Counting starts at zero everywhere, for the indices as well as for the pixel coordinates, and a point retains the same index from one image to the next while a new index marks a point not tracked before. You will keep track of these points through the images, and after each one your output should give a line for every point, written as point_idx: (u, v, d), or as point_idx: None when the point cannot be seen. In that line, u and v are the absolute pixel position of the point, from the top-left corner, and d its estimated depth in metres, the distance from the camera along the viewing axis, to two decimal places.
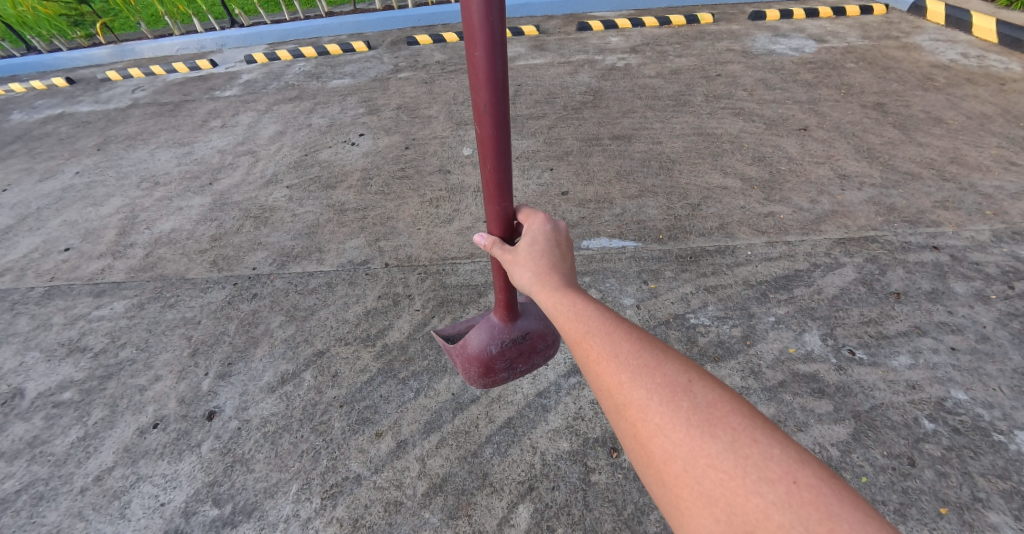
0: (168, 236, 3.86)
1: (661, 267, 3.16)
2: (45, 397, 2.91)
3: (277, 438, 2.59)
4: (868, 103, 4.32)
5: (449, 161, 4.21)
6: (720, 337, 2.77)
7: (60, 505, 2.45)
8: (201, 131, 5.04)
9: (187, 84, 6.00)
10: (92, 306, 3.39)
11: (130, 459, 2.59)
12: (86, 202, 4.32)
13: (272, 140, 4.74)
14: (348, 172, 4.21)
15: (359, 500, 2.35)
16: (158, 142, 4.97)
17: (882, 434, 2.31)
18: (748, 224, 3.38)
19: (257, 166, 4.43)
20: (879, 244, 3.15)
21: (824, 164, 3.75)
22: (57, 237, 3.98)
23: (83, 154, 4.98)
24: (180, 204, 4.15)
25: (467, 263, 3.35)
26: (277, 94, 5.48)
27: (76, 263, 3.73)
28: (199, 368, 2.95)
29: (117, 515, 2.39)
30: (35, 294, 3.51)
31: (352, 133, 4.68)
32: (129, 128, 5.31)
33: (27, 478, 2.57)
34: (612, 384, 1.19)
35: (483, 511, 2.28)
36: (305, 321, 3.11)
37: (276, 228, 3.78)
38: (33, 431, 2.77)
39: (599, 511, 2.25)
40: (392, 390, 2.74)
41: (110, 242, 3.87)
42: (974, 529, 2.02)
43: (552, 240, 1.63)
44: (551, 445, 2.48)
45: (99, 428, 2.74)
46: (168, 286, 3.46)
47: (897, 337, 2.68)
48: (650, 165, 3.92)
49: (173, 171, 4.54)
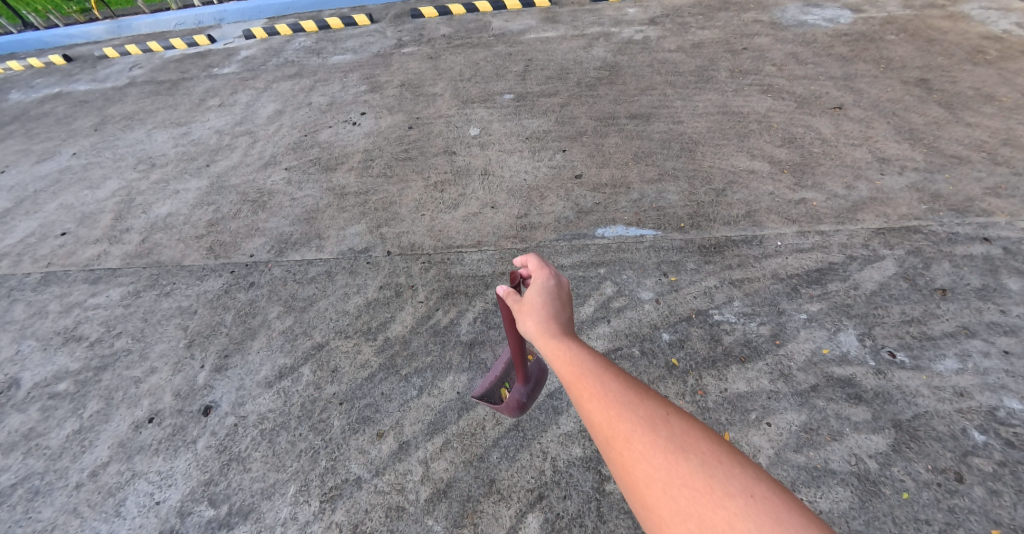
0: (165, 221, 3.69)
1: (682, 258, 2.97)
2: (40, 388, 2.80)
3: (274, 436, 2.44)
4: (910, 80, 3.99)
5: (455, 141, 3.98)
6: (746, 335, 2.64)
7: (54, 501, 2.35)
8: (199, 110, 4.84)
9: (185, 61, 5.78)
10: (87, 294, 3.25)
11: (124, 455, 2.47)
12: (82, 185, 4.16)
13: (270, 120, 4.52)
14: (348, 154, 4.00)
15: (359, 504, 2.21)
16: (155, 122, 4.77)
17: (926, 446, 2.20)
18: (778, 211, 3.14)
19: (256, 147, 4.23)
20: (923, 235, 2.90)
21: (860, 146, 3.47)
22: (53, 222, 3.84)
23: (79, 135, 4.81)
24: (177, 187, 3.97)
25: (473, 252, 3.14)
26: (276, 72, 5.25)
27: (72, 248, 3.59)
28: (195, 360, 2.80)
29: (112, 513, 2.28)
30: (31, 282, 3.39)
31: (353, 112, 4.44)
32: (126, 107, 5.12)
33: (22, 472, 2.47)
34: (597, 416, 1.08)
35: (490, 520, 2.14)
36: (304, 312, 2.94)
37: (274, 213, 3.60)
38: (28, 423, 2.65)
39: (613, 523, 2.09)
40: (394, 388, 2.56)
41: (106, 226, 3.72)
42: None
43: (555, 296, 1.42)
44: (562, 451, 2.30)
45: (94, 422, 2.62)
46: (164, 273, 3.30)
47: (943, 338, 2.50)
48: (671, 146, 3.67)
49: (169, 152, 4.35)
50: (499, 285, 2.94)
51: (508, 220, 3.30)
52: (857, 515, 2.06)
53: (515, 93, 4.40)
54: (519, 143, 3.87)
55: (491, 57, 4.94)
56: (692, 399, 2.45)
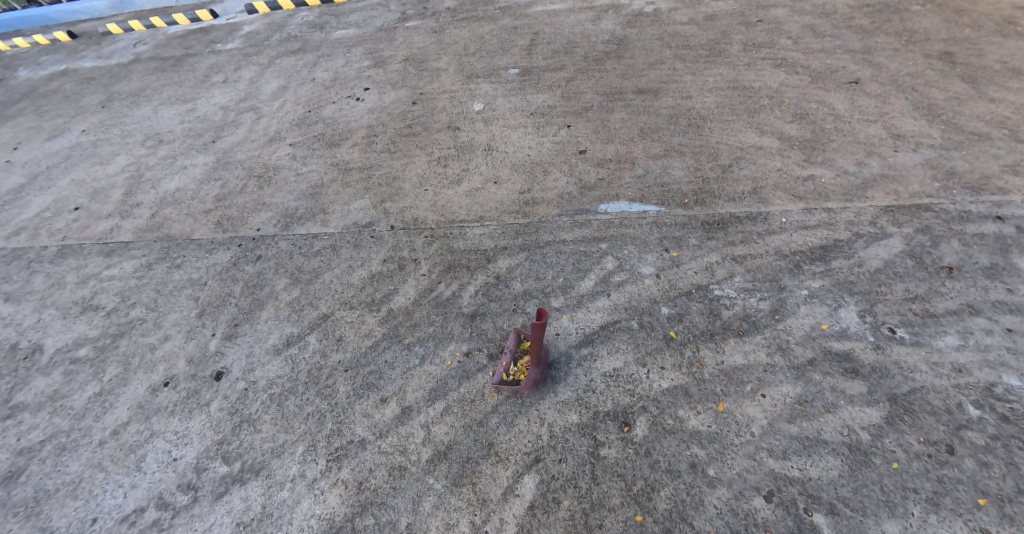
0: (174, 196, 3.67)
1: (685, 234, 3.00)
2: (62, 353, 2.80)
3: (283, 400, 2.51)
4: (933, 53, 3.84)
5: (459, 117, 4.00)
6: (745, 310, 2.68)
7: (80, 457, 2.38)
8: (204, 87, 4.82)
9: (188, 38, 5.77)
10: (102, 266, 3.24)
11: (143, 416, 2.50)
12: (93, 161, 4.13)
13: (274, 95, 4.52)
14: (352, 129, 4.03)
15: (364, 463, 2.30)
16: (161, 99, 4.75)
17: (919, 420, 2.25)
18: (784, 189, 3.14)
19: (261, 123, 4.22)
20: (934, 213, 2.90)
21: (876, 122, 3.40)
22: (66, 198, 3.81)
23: (87, 112, 4.78)
24: (184, 163, 3.94)
25: (476, 226, 3.20)
26: (279, 47, 5.26)
27: (86, 223, 3.56)
28: (206, 328, 2.82)
29: (134, 468, 2.32)
30: (48, 254, 3.37)
31: (357, 87, 4.47)
32: (132, 83, 5.10)
33: (49, 430, 2.49)
34: None
35: (488, 480, 2.23)
36: (309, 285, 2.98)
37: (280, 188, 3.61)
38: (52, 385, 2.67)
39: (607, 485, 2.18)
40: (397, 356, 2.64)
41: (118, 202, 3.69)
42: (1014, 524, 1.97)
43: None
44: (558, 417, 2.39)
45: (113, 385, 2.63)
46: (174, 246, 3.29)
47: (945, 315, 2.55)
48: (678, 122, 3.64)
49: (176, 129, 4.31)
50: (501, 259, 3.01)
51: (511, 196, 3.35)
52: (845, 483, 2.12)
53: (520, 68, 4.39)
54: (524, 119, 3.88)
55: (496, 32, 4.90)
56: (688, 371, 2.49)
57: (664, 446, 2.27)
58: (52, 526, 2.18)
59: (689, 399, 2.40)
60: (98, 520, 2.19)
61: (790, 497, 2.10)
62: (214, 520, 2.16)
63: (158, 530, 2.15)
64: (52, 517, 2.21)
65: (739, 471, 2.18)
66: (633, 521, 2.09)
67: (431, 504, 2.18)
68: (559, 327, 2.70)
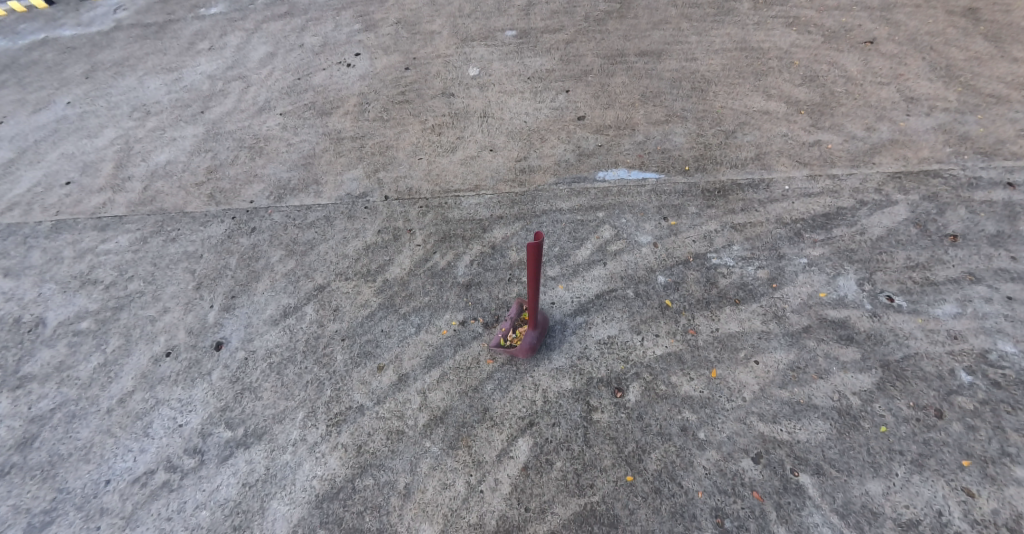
0: (164, 168, 3.63)
1: (683, 203, 2.98)
2: (64, 326, 2.85)
3: (282, 369, 2.59)
4: (956, 11, 3.72)
5: (454, 82, 3.91)
6: (742, 279, 2.67)
7: (90, 423, 2.49)
8: (189, 55, 4.67)
9: (170, 2, 5.51)
10: (97, 240, 3.23)
11: (147, 385, 2.59)
12: (80, 134, 4.01)
13: (262, 63, 4.41)
14: (343, 97, 3.95)
15: (362, 428, 2.39)
16: (146, 69, 4.58)
17: (911, 385, 2.27)
18: (789, 155, 3.10)
19: (249, 92, 4.14)
20: (942, 180, 2.86)
21: (889, 84, 3.34)
22: (56, 171, 3.72)
23: (71, 84, 4.56)
24: (173, 135, 3.88)
25: (471, 196, 3.19)
26: (265, 11, 5.09)
27: (78, 197, 3.51)
28: (204, 300, 2.88)
29: (142, 433, 2.44)
30: (42, 229, 3.34)
31: (347, 53, 4.36)
32: (115, 52, 4.86)
33: (58, 399, 2.58)
34: None
35: (483, 443, 2.31)
36: (305, 256, 3.01)
37: (272, 159, 3.59)
38: (58, 357, 2.73)
39: (599, 447, 2.24)
40: (393, 325, 2.70)
41: (108, 175, 3.64)
42: (996, 483, 2.00)
43: None
44: (553, 384, 2.44)
45: (117, 356, 2.71)
46: (168, 220, 3.30)
47: (945, 284, 2.53)
48: (681, 86, 3.56)
49: (163, 100, 4.21)
50: (496, 229, 3.01)
51: (506, 163, 3.32)
52: (833, 445, 2.16)
53: (517, 29, 4.24)
54: (520, 83, 3.79)
55: None
56: (682, 338, 2.52)
57: (656, 411, 2.32)
58: (68, 486, 2.31)
59: (682, 365, 2.43)
60: (111, 482, 2.31)
61: (778, 458, 2.15)
62: (221, 481, 2.28)
63: (168, 490, 2.27)
64: (68, 479, 2.33)
65: (729, 434, 2.23)
66: (623, 481, 2.15)
67: (428, 466, 2.26)
68: (554, 296, 2.72)
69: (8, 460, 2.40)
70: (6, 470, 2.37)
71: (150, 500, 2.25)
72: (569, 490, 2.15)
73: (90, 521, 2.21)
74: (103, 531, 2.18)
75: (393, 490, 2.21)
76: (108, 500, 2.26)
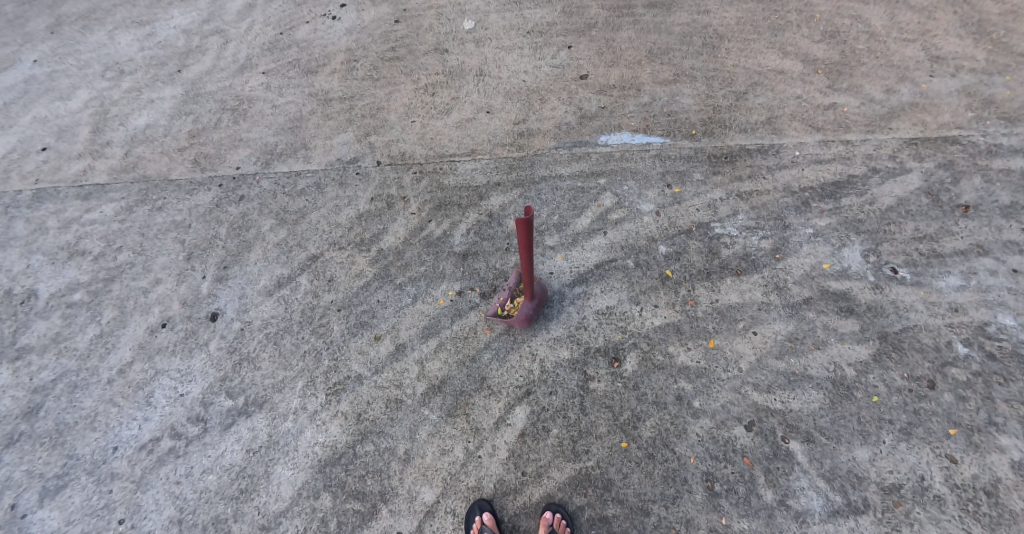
0: (144, 133, 3.48)
1: (689, 169, 2.87)
2: (57, 297, 2.81)
3: (279, 339, 2.58)
4: None
5: (447, 37, 3.67)
6: (746, 250, 2.61)
7: (93, 393, 2.51)
8: (161, 7, 4.36)
9: None
10: (81, 210, 3.14)
11: (146, 355, 2.60)
12: (52, 96, 3.80)
13: (240, 15, 4.12)
14: (330, 53, 3.72)
15: (361, 396, 2.41)
16: (116, 23, 4.29)
17: (907, 357, 2.26)
18: (801, 118, 2.95)
19: (228, 48, 3.89)
20: (960, 146, 2.74)
21: (914, 41, 3.14)
22: (31, 137, 3.56)
23: (36, 39, 4.26)
24: (151, 96, 3.68)
25: (467, 161, 3.07)
26: None
27: (57, 164, 3.38)
28: (196, 271, 2.84)
29: (144, 403, 2.46)
30: (23, 199, 3.23)
31: (332, 3, 4.06)
32: (81, 4, 4.53)
33: (58, 369, 2.59)
34: None
35: (481, 411, 2.33)
36: (297, 225, 2.94)
37: (256, 122, 3.42)
38: (54, 328, 2.72)
39: (595, 415, 2.27)
40: (389, 296, 2.66)
41: (86, 140, 3.48)
42: (980, 451, 2.03)
43: None
44: (550, 353, 2.44)
45: (113, 327, 2.69)
46: (153, 188, 3.19)
47: (952, 256, 2.47)
48: (692, 41, 3.35)
49: (136, 57, 3.97)
50: (494, 196, 2.91)
51: (505, 126, 3.17)
52: (825, 414, 2.18)
53: None
54: (520, 38, 3.56)
55: None
56: (681, 309, 2.49)
57: (653, 380, 2.33)
58: (77, 454, 2.35)
59: (680, 335, 2.42)
60: (118, 449, 2.36)
61: (770, 426, 2.18)
62: (225, 447, 2.33)
63: (174, 456, 2.32)
64: (76, 447, 2.37)
65: (723, 403, 2.25)
66: (618, 448, 2.19)
67: (427, 432, 2.30)
68: (552, 266, 2.67)
69: (15, 428, 2.44)
70: (14, 439, 2.41)
71: (158, 466, 2.30)
72: (566, 456, 2.19)
73: (102, 485, 2.27)
74: (115, 494, 2.24)
75: (393, 456, 2.26)
76: (117, 466, 2.31)
